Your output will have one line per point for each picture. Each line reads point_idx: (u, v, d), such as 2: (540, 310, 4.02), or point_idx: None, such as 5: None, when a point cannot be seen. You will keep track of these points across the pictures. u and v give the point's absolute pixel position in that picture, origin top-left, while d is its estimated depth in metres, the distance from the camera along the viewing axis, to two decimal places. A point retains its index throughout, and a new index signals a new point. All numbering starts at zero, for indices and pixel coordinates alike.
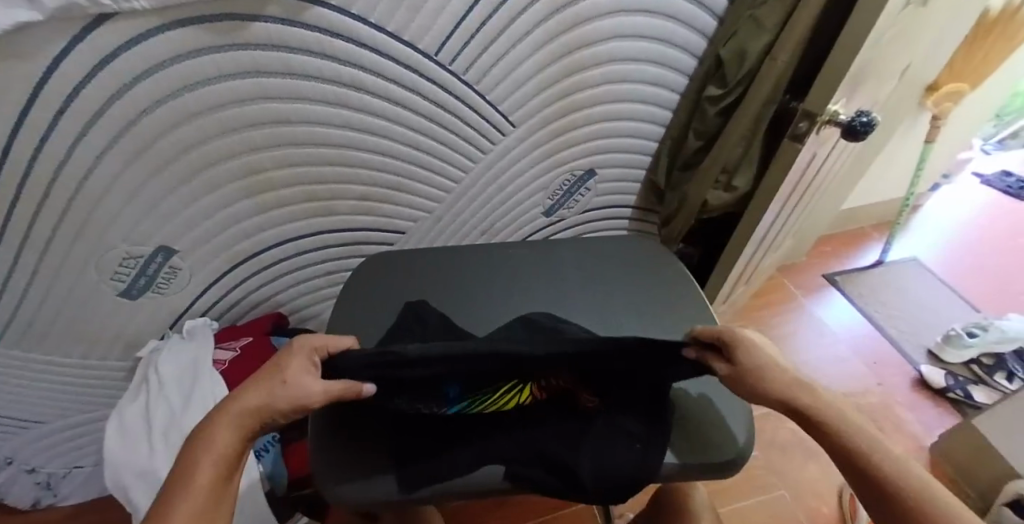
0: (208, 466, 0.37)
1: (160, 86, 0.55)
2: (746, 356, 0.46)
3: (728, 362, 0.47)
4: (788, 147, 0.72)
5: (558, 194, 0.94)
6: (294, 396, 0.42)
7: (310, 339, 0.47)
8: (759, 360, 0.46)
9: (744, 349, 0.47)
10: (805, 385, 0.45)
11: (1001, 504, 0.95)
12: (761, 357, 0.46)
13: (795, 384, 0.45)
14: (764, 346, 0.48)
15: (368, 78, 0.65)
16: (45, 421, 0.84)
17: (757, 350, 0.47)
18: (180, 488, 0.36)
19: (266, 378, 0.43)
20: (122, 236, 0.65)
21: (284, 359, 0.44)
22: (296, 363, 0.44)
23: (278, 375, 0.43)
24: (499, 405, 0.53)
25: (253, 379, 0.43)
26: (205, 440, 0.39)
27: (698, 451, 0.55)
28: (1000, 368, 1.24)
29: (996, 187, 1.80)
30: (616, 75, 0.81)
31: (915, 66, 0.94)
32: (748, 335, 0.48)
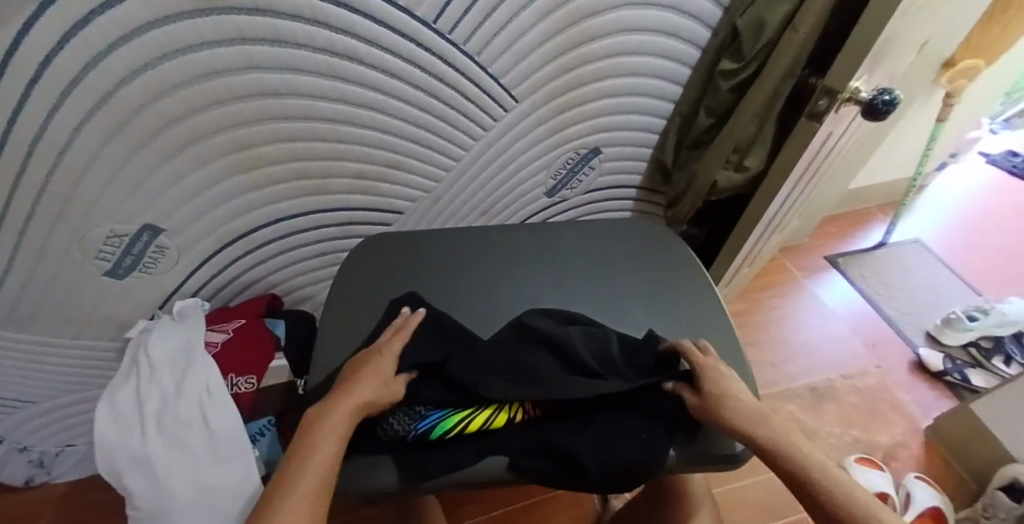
0: (331, 441, 0.43)
1: (138, 53, 0.51)
2: (711, 386, 0.51)
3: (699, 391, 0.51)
4: (806, 126, 0.70)
5: (562, 173, 0.91)
6: (390, 396, 0.50)
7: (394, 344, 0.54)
8: (722, 391, 0.50)
9: (711, 381, 0.51)
10: (759, 416, 0.48)
11: (995, 487, 0.97)
12: (726, 390, 0.50)
13: (749, 416, 0.48)
14: (730, 380, 0.52)
15: (362, 47, 0.61)
16: (35, 402, 0.82)
17: (722, 383, 0.51)
18: (310, 455, 0.42)
19: (370, 378, 0.50)
20: (106, 214, 0.62)
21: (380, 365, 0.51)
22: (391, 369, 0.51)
23: (375, 375, 0.50)
24: (489, 420, 0.51)
25: (356, 376, 0.50)
26: (321, 423, 0.45)
27: (701, 445, 0.53)
28: (998, 351, 1.25)
29: (1001, 166, 1.77)
30: (623, 46, 0.77)
31: (934, 41, 0.90)
32: (717, 371, 0.52)
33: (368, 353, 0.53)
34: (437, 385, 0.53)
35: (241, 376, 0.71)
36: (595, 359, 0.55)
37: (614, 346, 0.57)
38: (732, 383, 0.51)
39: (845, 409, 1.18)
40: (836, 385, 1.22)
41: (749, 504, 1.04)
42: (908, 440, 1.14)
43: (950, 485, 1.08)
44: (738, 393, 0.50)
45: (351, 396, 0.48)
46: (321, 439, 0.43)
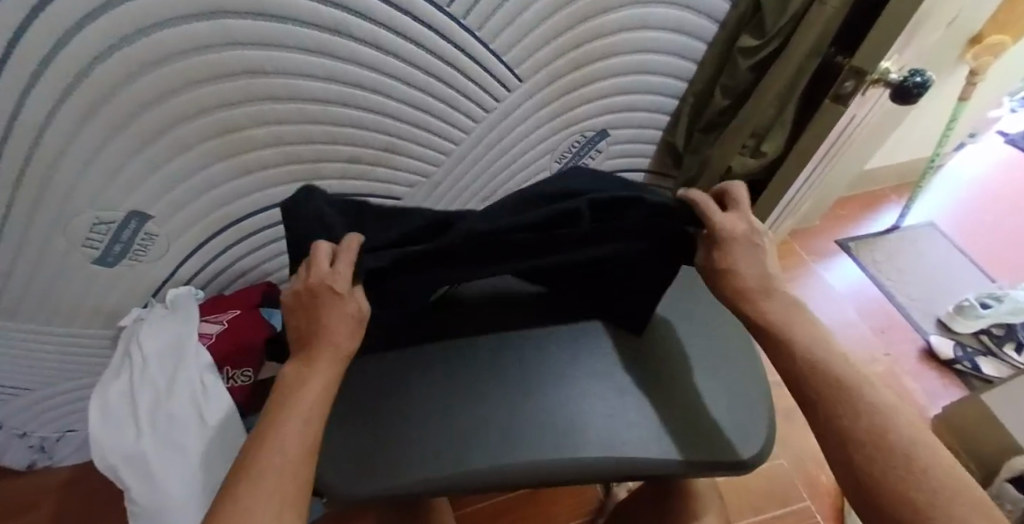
0: (308, 404, 0.39)
1: (111, 29, 0.47)
2: (722, 255, 0.49)
3: (704, 250, 0.51)
4: (829, 108, 0.68)
5: (568, 156, 0.87)
6: (357, 335, 0.45)
7: (340, 274, 0.46)
8: (733, 262, 0.48)
9: (722, 246, 0.49)
10: (769, 293, 0.48)
11: (1003, 478, 0.94)
12: (740, 258, 0.49)
13: (759, 293, 0.47)
14: (751, 245, 0.49)
15: (355, 21, 0.57)
16: (30, 390, 0.81)
17: (736, 246, 0.49)
18: (285, 423, 0.38)
19: (331, 325, 0.44)
20: (90, 200, 0.59)
21: (333, 304, 0.45)
22: (345, 302, 0.45)
23: (335, 312, 0.44)
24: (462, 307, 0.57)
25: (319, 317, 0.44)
26: (297, 386, 0.40)
27: (707, 447, 0.52)
28: (1010, 339, 1.22)
29: (1020, 145, 1.72)
30: (633, 21, 0.72)
31: (964, 17, 0.85)
32: (740, 231, 0.49)
33: (307, 287, 0.45)
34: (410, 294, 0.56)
35: (238, 369, 0.70)
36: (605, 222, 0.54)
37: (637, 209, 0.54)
38: (752, 249, 0.49)
39: None
40: None
41: (753, 492, 1.03)
42: None
43: None
44: (751, 260, 0.49)
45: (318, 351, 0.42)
46: (297, 402, 0.39)
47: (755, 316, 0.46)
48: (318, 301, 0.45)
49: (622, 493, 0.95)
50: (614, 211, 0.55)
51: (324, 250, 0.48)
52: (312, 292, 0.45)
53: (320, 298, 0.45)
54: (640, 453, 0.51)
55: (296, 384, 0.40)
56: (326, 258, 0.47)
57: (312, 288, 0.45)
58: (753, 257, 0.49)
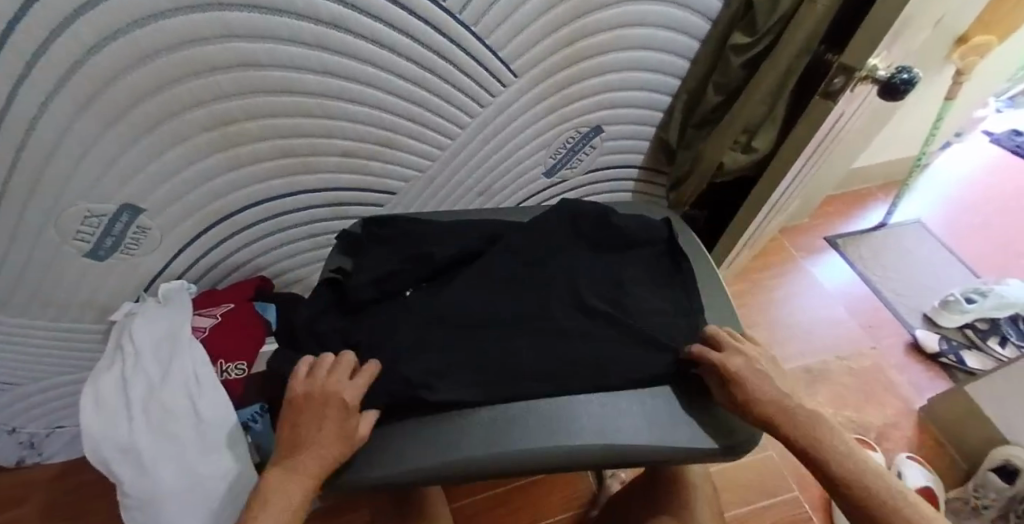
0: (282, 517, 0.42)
1: (106, 21, 0.47)
2: (741, 393, 0.50)
3: (721, 385, 0.52)
4: (818, 104, 0.69)
5: (561, 152, 0.88)
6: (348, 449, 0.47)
7: (353, 387, 0.49)
8: (753, 396, 0.50)
9: (739, 380, 0.51)
10: (792, 411, 0.49)
11: (987, 468, 0.98)
12: (758, 385, 0.50)
13: (783, 413, 0.49)
14: (760, 371, 0.51)
15: (351, 15, 0.57)
16: (18, 385, 0.80)
17: (750, 378, 0.51)
18: None
19: (325, 435, 0.46)
20: (82, 192, 0.59)
21: (339, 414, 0.47)
22: (350, 417, 0.48)
23: (334, 424, 0.47)
24: (481, 318, 0.57)
25: (317, 425, 0.47)
26: (275, 495, 0.43)
27: (722, 431, 0.53)
28: (994, 333, 1.24)
29: (1004, 145, 1.76)
30: (628, 18, 0.73)
31: (951, 16, 0.86)
32: (743, 362, 0.52)
33: (318, 389, 0.48)
34: (431, 291, 0.60)
35: (232, 362, 0.69)
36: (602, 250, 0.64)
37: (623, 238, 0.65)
38: (762, 373, 0.51)
39: (841, 391, 1.19)
40: (831, 366, 1.22)
41: (743, 484, 1.04)
42: (900, 421, 1.15)
43: (942, 467, 1.09)
44: (768, 385, 0.51)
45: (307, 462, 0.45)
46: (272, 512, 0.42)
47: (795, 437, 0.48)
48: (324, 405, 0.47)
49: (614, 485, 0.96)
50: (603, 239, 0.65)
51: (346, 362, 0.51)
52: (320, 400, 0.48)
53: (325, 403, 0.47)
54: (632, 441, 0.52)
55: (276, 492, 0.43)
56: (346, 370, 0.50)
57: (322, 394, 0.48)
58: (770, 382, 0.51)
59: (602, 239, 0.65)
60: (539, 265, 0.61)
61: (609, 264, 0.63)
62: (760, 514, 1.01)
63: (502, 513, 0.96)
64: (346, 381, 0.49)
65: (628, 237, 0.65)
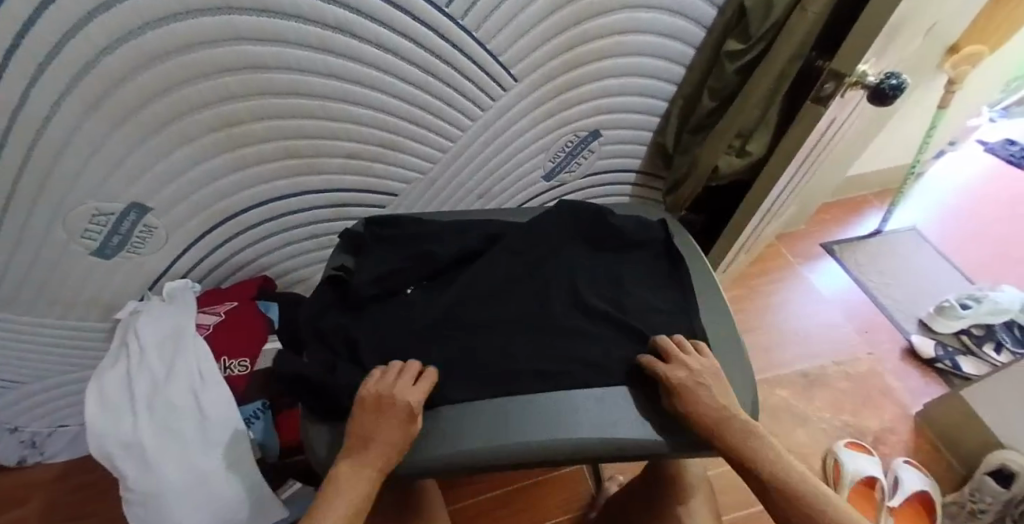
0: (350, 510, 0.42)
1: (119, 22, 0.48)
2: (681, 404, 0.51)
3: (666, 398, 0.52)
4: (810, 109, 0.70)
5: (560, 156, 0.89)
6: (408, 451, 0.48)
7: (419, 392, 0.50)
8: (692, 405, 0.50)
9: (682, 393, 0.51)
10: (725, 422, 0.49)
11: (983, 472, 0.98)
12: (698, 398, 0.50)
13: (716, 423, 0.49)
14: (702, 385, 0.51)
15: (355, 19, 0.59)
16: (22, 383, 0.81)
17: (689, 389, 0.51)
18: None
19: (390, 436, 0.47)
20: (91, 191, 0.60)
21: (405, 418, 0.48)
22: (410, 423, 0.48)
23: (399, 427, 0.48)
24: (481, 314, 0.58)
25: (383, 425, 0.47)
26: (343, 488, 0.43)
27: None
28: (989, 338, 1.26)
29: (999, 154, 1.78)
30: (625, 25, 0.75)
31: (942, 25, 0.88)
32: (686, 374, 0.51)
33: (383, 391, 0.49)
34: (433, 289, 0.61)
35: (235, 359, 0.71)
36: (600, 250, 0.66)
37: (620, 238, 0.66)
38: (704, 385, 0.51)
39: (838, 395, 1.19)
40: (827, 371, 1.23)
41: (741, 487, 1.04)
42: (896, 426, 1.16)
43: (939, 472, 1.10)
44: (708, 398, 0.51)
45: (374, 460, 0.45)
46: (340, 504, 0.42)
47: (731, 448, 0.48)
48: (387, 407, 0.48)
49: (613, 487, 0.96)
50: (601, 239, 0.66)
51: (410, 367, 0.52)
52: (389, 401, 0.48)
53: (388, 406, 0.48)
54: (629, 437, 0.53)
55: (344, 484, 0.43)
56: (410, 375, 0.51)
57: (392, 395, 0.48)
58: (708, 394, 0.51)
59: (600, 236, 0.66)
60: (538, 262, 0.62)
61: (606, 263, 0.64)
62: (758, 518, 1.01)
63: (501, 515, 0.97)
64: (410, 386, 0.50)
65: (626, 235, 0.67)
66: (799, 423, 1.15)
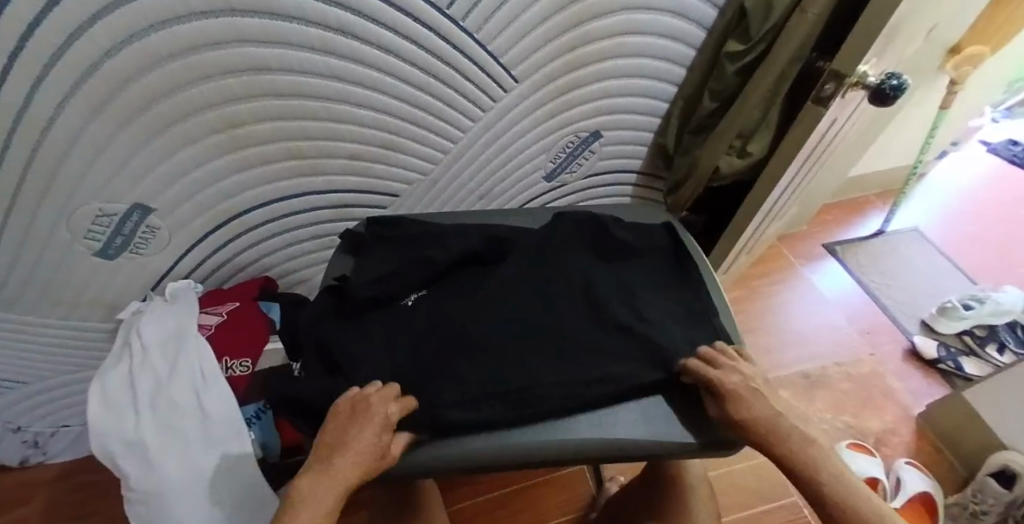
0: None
1: (122, 24, 0.49)
2: (734, 409, 0.51)
3: (716, 403, 0.53)
4: (811, 110, 0.70)
5: (561, 157, 0.89)
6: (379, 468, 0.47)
7: (395, 405, 0.49)
8: (745, 410, 0.51)
9: (734, 398, 0.51)
10: (781, 430, 0.49)
11: (985, 473, 0.98)
12: (750, 405, 0.51)
13: (774, 430, 0.49)
14: (754, 391, 0.52)
15: (357, 21, 0.59)
16: (25, 383, 0.82)
17: (743, 394, 0.51)
18: None
19: (359, 449, 0.46)
20: (94, 192, 0.60)
21: (376, 432, 0.47)
22: (388, 432, 0.48)
23: (369, 440, 0.47)
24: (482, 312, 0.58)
25: (353, 438, 0.46)
26: (305, 502, 0.43)
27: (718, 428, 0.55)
28: (992, 339, 1.25)
29: (1002, 155, 1.77)
30: (626, 26, 0.75)
31: (944, 25, 0.88)
32: (739, 380, 0.52)
33: (359, 402, 0.49)
34: (434, 290, 0.62)
35: (237, 359, 0.71)
36: (602, 250, 0.66)
37: (621, 240, 0.66)
38: (757, 391, 0.52)
39: (839, 396, 1.19)
40: (829, 372, 1.23)
41: (742, 488, 1.04)
42: (898, 427, 1.15)
43: (941, 473, 1.10)
44: (761, 403, 0.51)
45: (341, 474, 0.45)
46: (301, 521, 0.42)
47: (783, 456, 0.48)
48: (360, 419, 0.47)
49: (613, 487, 0.96)
50: (601, 240, 0.66)
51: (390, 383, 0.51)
52: (363, 413, 0.48)
53: (365, 413, 0.48)
54: (629, 438, 0.53)
55: (306, 499, 0.43)
56: (388, 390, 0.50)
57: (365, 408, 0.48)
58: (762, 401, 0.51)
59: (600, 237, 0.66)
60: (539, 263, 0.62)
61: (606, 264, 0.65)
62: (759, 519, 1.01)
63: (501, 515, 0.97)
64: (388, 399, 0.49)
65: (626, 236, 0.67)
66: None
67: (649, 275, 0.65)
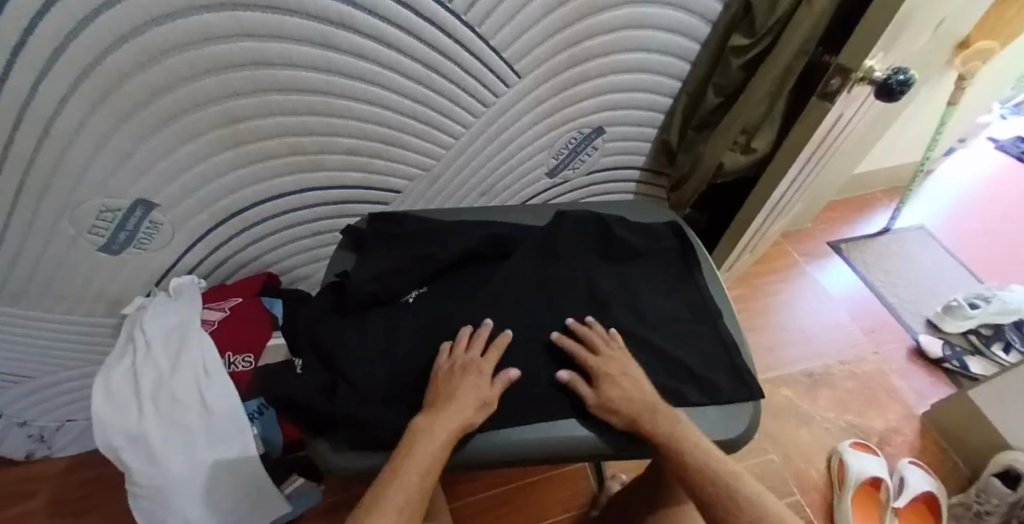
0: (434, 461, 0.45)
1: (122, 19, 0.48)
2: (609, 391, 0.52)
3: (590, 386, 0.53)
4: (818, 105, 0.70)
5: (563, 153, 0.89)
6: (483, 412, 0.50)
7: (490, 356, 0.53)
8: (619, 394, 0.52)
9: (608, 380, 0.52)
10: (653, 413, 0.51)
11: (990, 473, 0.98)
12: (621, 388, 0.52)
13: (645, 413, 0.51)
14: (628, 374, 0.53)
15: (357, 15, 0.59)
16: (31, 377, 0.82)
17: (616, 377, 0.52)
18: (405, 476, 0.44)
19: (465, 395, 0.50)
20: (97, 187, 0.61)
21: (477, 379, 0.51)
22: (491, 384, 0.52)
23: (472, 387, 0.51)
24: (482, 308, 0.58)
25: (459, 385, 0.50)
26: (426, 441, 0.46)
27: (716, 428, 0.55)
28: (998, 339, 1.24)
29: (1010, 151, 1.76)
30: (631, 20, 0.75)
31: (951, 20, 0.87)
32: (613, 362, 0.53)
33: (458, 357, 0.52)
34: (435, 287, 0.62)
35: (239, 355, 0.71)
36: (604, 247, 0.66)
37: (624, 236, 0.66)
38: (630, 374, 0.53)
39: (841, 395, 1.19)
40: (832, 371, 1.22)
41: None
42: (902, 426, 1.15)
43: (944, 472, 1.09)
44: (632, 386, 0.52)
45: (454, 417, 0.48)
46: (425, 456, 0.45)
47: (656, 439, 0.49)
48: (463, 370, 0.51)
49: (615, 484, 0.96)
50: (603, 237, 0.66)
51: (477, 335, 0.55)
52: (463, 366, 0.52)
53: (469, 367, 0.51)
54: (631, 437, 0.53)
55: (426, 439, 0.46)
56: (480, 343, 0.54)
57: (466, 362, 0.52)
58: (634, 384, 0.52)
59: (603, 234, 0.66)
60: (541, 259, 0.62)
61: (606, 261, 0.65)
62: None
63: (503, 512, 0.97)
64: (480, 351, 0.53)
65: (629, 233, 0.67)
66: (803, 422, 1.14)
67: (651, 272, 0.65)
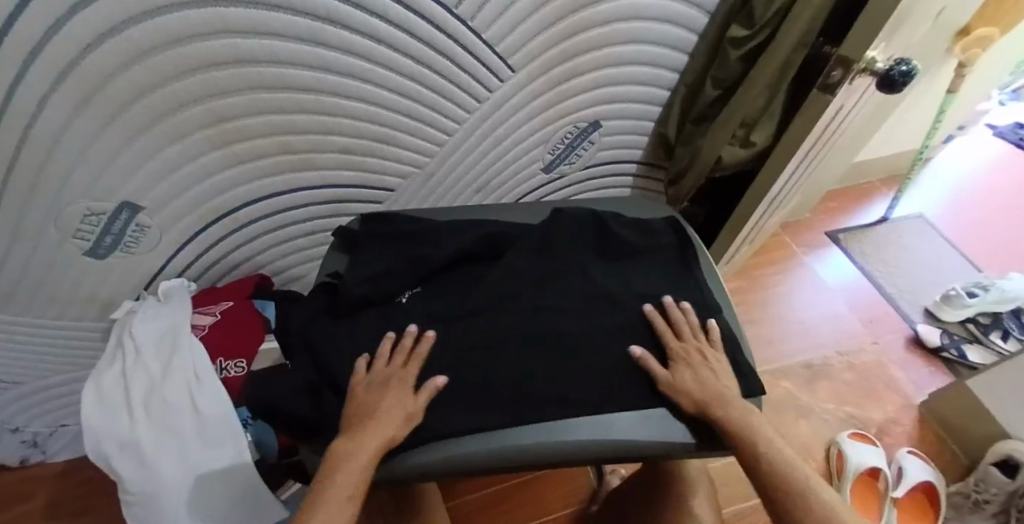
0: (357, 473, 0.45)
1: (100, 18, 0.46)
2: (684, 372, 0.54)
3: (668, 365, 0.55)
4: (818, 97, 0.68)
5: (559, 148, 0.88)
6: (411, 418, 0.50)
7: (411, 364, 0.53)
8: (698, 377, 0.54)
9: (686, 362, 0.55)
10: (724, 401, 0.53)
11: (989, 462, 0.99)
12: (698, 373, 0.55)
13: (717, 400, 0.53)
14: (705, 363, 0.56)
15: (346, 10, 0.57)
16: (21, 383, 0.81)
17: (696, 362, 0.55)
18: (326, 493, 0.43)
19: (387, 405, 0.50)
20: (81, 190, 0.59)
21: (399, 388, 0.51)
22: (416, 395, 0.51)
23: (393, 396, 0.50)
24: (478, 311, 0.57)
25: (379, 397, 0.50)
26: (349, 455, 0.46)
27: None
28: (996, 327, 1.24)
29: (1008, 138, 1.75)
30: (626, 12, 0.73)
31: (953, 8, 0.86)
32: (693, 348, 0.56)
33: (377, 370, 0.53)
34: (428, 289, 0.60)
35: (231, 360, 0.70)
36: (601, 245, 0.64)
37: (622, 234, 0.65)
38: (708, 363, 0.56)
39: (840, 387, 1.18)
40: (831, 362, 1.22)
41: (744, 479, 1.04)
42: (901, 417, 1.15)
43: (943, 462, 1.09)
44: (708, 373, 0.55)
45: (376, 428, 0.48)
46: (349, 469, 0.45)
47: (725, 424, 0.51)
48: (381, 383, 0.51)
49: (614, 480, 0.96)
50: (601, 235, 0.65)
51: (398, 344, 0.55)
52: (382, 378, 0.52)
53: (389, 379, 0.52)
54: (631, 440, 0.52)
55: (348, 452, 0.46)
56: (400, 352, 0.54)
57: (384, 375, 0.52)
58: (708, 372, 0.55)
59: (601, 231, 0.65)
60: (537, 259, 0.61)
61: (602, 259, 0.64)
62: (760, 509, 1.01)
63: (502, 510, 0.96)
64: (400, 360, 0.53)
65: (626, 231, 0.65)
66: (802, 414, 1.14)
67: (649, 271, 0.64)
